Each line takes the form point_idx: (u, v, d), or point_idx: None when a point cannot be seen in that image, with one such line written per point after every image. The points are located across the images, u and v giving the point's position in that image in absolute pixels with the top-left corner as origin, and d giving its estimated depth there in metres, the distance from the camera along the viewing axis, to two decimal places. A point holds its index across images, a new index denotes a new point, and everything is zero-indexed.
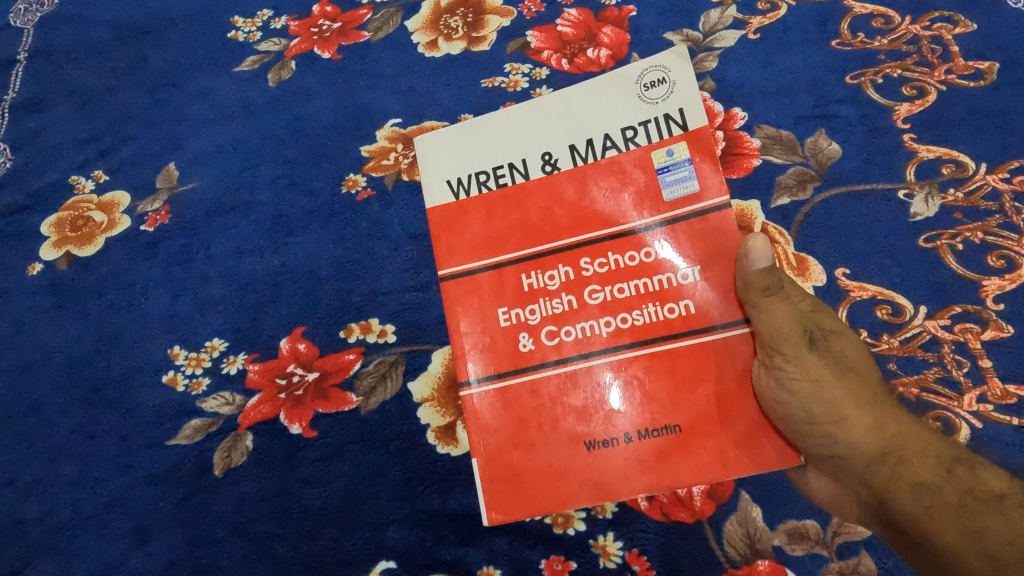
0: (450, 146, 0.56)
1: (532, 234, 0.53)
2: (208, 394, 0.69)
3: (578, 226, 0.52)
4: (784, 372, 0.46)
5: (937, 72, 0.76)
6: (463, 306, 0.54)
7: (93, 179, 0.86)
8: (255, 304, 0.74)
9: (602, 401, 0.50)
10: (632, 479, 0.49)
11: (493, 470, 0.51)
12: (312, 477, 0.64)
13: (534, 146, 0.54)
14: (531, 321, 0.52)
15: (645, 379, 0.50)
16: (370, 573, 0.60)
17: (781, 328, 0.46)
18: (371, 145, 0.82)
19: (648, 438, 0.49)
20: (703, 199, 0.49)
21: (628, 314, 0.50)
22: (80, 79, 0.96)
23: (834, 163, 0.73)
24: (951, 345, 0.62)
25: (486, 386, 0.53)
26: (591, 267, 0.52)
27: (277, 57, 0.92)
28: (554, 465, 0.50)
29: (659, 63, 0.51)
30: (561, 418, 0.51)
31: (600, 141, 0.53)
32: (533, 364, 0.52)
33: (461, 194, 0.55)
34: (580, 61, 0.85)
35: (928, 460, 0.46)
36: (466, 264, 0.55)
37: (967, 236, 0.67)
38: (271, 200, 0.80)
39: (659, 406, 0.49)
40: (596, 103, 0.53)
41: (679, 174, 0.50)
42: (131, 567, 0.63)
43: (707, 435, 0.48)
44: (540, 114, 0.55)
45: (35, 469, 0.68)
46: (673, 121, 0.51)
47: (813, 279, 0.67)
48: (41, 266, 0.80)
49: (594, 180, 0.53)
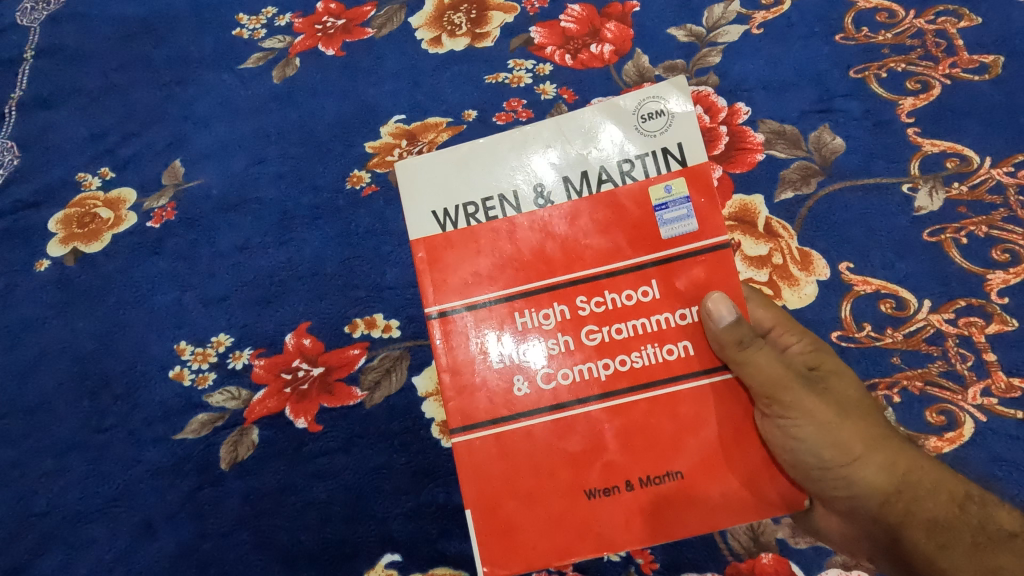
0: (425, 170, 0.47)
1: (525, 273, 0.47)
2: (213, 389, 0.69)
3: (572, 262, 0.47)
4: (790, 421, 0.47)
5: (942, 66, 0.76)
6: (447, 347, 0.47)
7: (100, 177, 0.86)
8: (261, 300, 0.74)
9: (599, 448, 0.46)
10: (633, 530, 0.45)
11: (487, 520, 0.46)
12: (318, 471, 0.65)
13: (527, 173, 0.47)
14: (524, 364, 0.47)
15: (645, 423, 0.46)
16: (376, 566, 0.61)
17: (775, 374, 0.46)
18: (375, 141, 0.83)
19: (649, 485, 0.46)
20: (702, 238, 0.45)
21: (626, 356, 0.46)
22: (86, 77, 0.97)
23: (838, 157, 0.72)
24: (955, 338, 0.62)
25: (471, 433, 0.47)
26: (587, 306, 0.46)
27: (281, 54, 0.93)
28: (551, 514, 0.46)
29: (656, 92, 0.45)
30: (557, 466, 0.46)
31: (597, 172, 0.47)
32: (527, 411, 0.47)
33: (447, 227, 0.47)
34: (584, 56, 0.85)
35: (943, 497, 0.50)
36: (451, 302, 0.47)
37: (972, 230, 0.67)
38: (276, 196, 0.81)
39: (659, 453, 0.46)
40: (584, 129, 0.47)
41: (679, 212, 0.45)
42: (138, 560, 0.63)
43: (711, 480, 0.45)
44: (533, 143, 0.47)
45: (41, 463, 0.69)
46: (673, 156, 0.45)
47: (816, 273, 0.67)
48: (48, 262, 0.81)
49: (589, 212, 0.47)
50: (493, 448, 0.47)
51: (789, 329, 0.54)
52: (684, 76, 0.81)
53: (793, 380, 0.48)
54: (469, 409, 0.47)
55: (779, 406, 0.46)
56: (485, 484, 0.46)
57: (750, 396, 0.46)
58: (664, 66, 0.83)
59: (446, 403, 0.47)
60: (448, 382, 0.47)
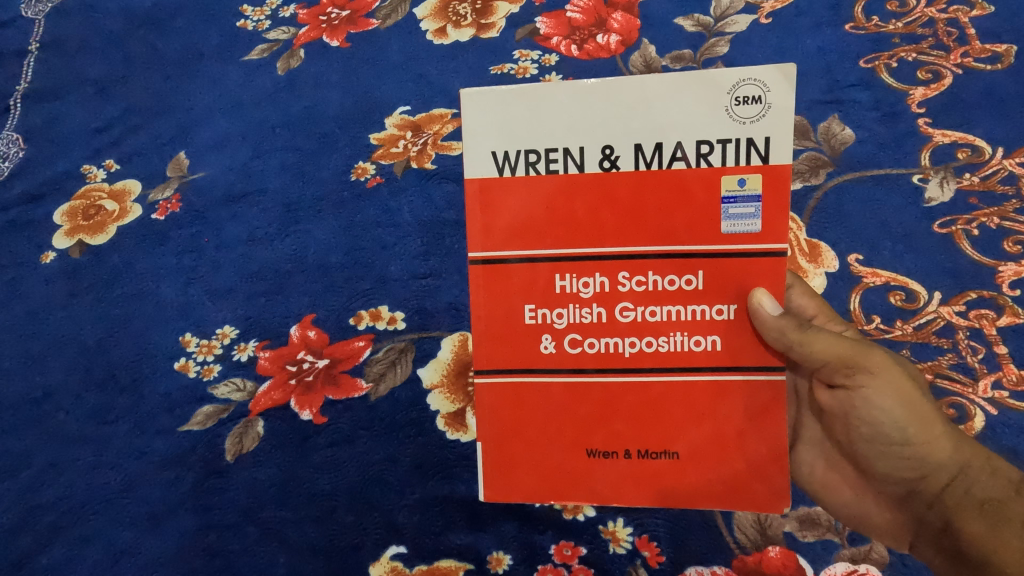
0: (496, 105, 0.42)
1: (572, 234, 0.43)
2: (219, 381, 0.69)
3: (624, 234, 0.43)
4: (868, 391, 0.44)
5: (953, 55, 0.76)
6: (488, 297, 0.45)
7: (105, 169, 0.86)
8: (266, 292, 0.74)
9: (609, 415, 0.45)
10: (623, 492, 0.45)
11: (491, 455, 0.46)
12: (323, 462, 0.64)
13: (593, 132, 0.41)
14: (556, 325, 0.45)
15: (658, 402, 0.44)
16: (381, 558, 0.60)
17: (845, 349, 0.44)
18: (380, 132, 0.82)
19: (646, 459, 0.45)
20: (762, 242, 0.41)
21: (654, 338, 0.44)
22: (91, 69, 0.97)
23: (847, 147, 0.72)
24: (966, 331, 0.61)
25: (494, 379, 0.45)
26: (627, 283, 0.43)
27: (286, 45, 0.93)
28: (548, 462, 0.46)
29: (757, 75, 0.39)
30: (565, 422, 0.45)
31: (671, 148, 0.41)
32: (546, 368, 0.45)
33: (504, 173, 0.43)
34: (590, 46, 0.84)
35: (998, 479, 0.44)
36: (499, 251, 0.44)
37: (983, 221, 0.66)
38: (281, 187, 0.81)
39: (663, 429, 0.45)
40: (667, 100, 0.40)
41: (745, 209, 0.41)
42: (142, 552, 0.63)
43: (712, 464, 0.44)
44: (609, 98, 0.41)
45: (48, 454, 0.69)
46: (755, 150, 0.40)
47: (825, 265, 0.66)
48: (54, 254, 0.81)
49: (653, 188, 0.42)
50: (509, 395, 0.46)
51: (831, 317, 0.54)
52: (691, 66, 0.81)
53: (874, 346, 0.45)
54: (502, 354, 0.45)
55: (858, 375, 0.44)
56: (497, 424, 0.46)
57: (827, 366, 0.45)
58: (671, 56, 0.82)
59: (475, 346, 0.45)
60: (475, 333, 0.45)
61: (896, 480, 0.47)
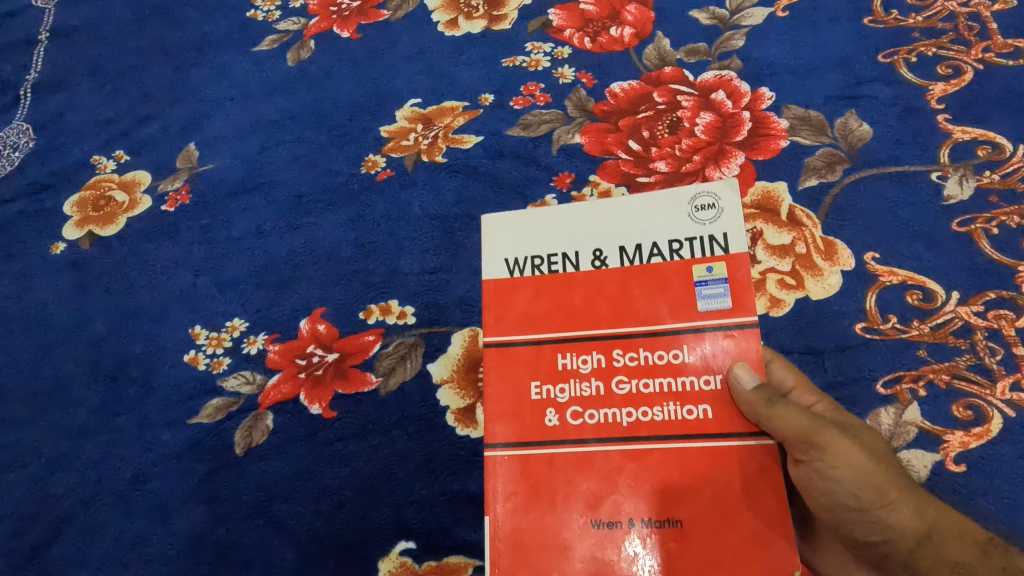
0: (509, 225, 0.54)
1: (574, 319, 0.51)
2: (228, 373, 0.69)
3: (616, 318, 0.51)
4: (825, 465, 0.45)
5: (974, 51, 0.74)
6: (495, 374, 0.51)
7: (115, 159, 0.86)
8: (275, 285, 0.74)
9: (611, 485, 0.47)
10: (632, 568, 0.46)
11: (500, 531, 0.48)
12: (332, 456, 0.64)
13: (587, 240, 0.53)
14: (558, 399, 0.50)
15: (656, 473, 0.47)
16: (390, 554, 0.59)
17: (804, 425, 0.45)
18: (390, 125, 0.82)
19: (653, 529, 0.46)
20: (737, 316, 0.48)
21: (649, 409, 0.48)
22: (102, 59, 0.96)
23: (865, 144, 0.71)
24: (984, 332, 0.60)
25: (509, 451, 0.49)
26: (621, 358, 0.49)
27: (296, 36, 0.92)
28: (555, 538, 0.47)
29: (710, 189, 0.51)
30: (569, 494, 0.48)
31: (648, 248, 0.51)
32: (554, 440, 0.49)
33: (514, 274, 0.53)
34: (603, 39, 0.84)
35: (966, 541, 0.46)
36: (509, 335, 0.52)
37: (1003, 220, 0.65)
38: (291, 179, 0.80)
39: (665, 499, 0.46)
40: (642, 212, 0.52)
41: (716, 289, 0.49)
42: (152, 544, 0.63)
43: (713, 535, 0.45)
44: (598, 213, 0.53)
45: (58, 445, 0.69)
46: (718, 244, 0.50)
47: (841, 263, 0.65)
48: (64, 245, 0.81)
49: (638, 281, 0.51)
50: (516, 467, 0.49)
51: (808, 388, 0.54)
52: (706, 60, 0.80)
53: (829, 422, 0.46)
54: (516, 427, 0.50)
55: (813, 449, 0.45)
56: (502, 500, 0.48)
57: (786, 441, 0.45)
58: (686, 49, 0.81)
59: (489, 423, 0.50)
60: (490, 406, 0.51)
61: (867, 545, 0.48)
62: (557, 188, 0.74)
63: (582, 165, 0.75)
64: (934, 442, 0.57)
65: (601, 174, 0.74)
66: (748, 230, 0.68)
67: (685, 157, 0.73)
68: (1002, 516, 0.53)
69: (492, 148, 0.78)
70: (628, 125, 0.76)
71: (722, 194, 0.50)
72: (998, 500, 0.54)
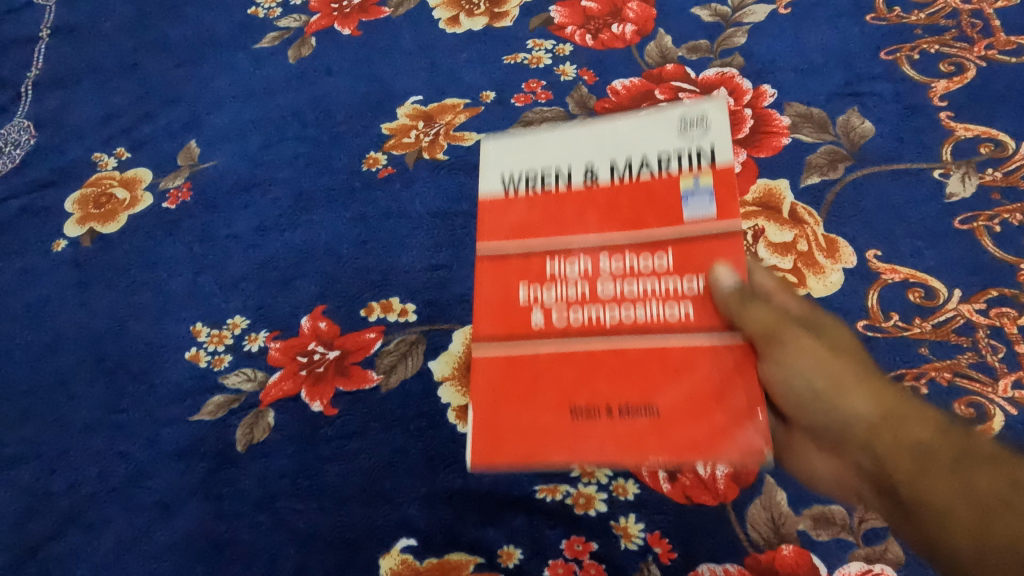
0: (510, 145, 0.59)
1: (568, 226, 0.56)
2: (230, 370, 0.69)
3: (605, 221, 0.55)
4: (784, 357, 0.48)
5: (977, 48, 0.74)
6: (489, 278, 0.56)
7: (116, 157, 0.86)
8: (277, 282, 0.74)
9: (592, 372, 0.52)
10: (609, 454, 0.49)
11: (483, 425, 0.52)
12: (334, 454, 0.64)
13: (580, 156, 0.57)
14: (545, 300, 0.54)
15: (633, 361, 0.51)
16: (392, 551, 0.59)
17: (772, 322, 0.49)
18: (391, 122, 0.82)
19: (628, 415, 0.50)
20: (721, 223, 0.52)
21: (632, 308, 0.53)
22: (103, 56, 0.96)
23: (867, 141, 0.71)
24: (986, 330, 0.60)
25: (492, 351, 0.54)
26: (608, 263, 0.54)
27: (297, 33, 0.92)
28: (537, 424, 0.51)
29: (703, 109, 0.55)
30: (551, 381, 0.52)
31: (637, 163, 0.56)
32: (539, 336, 0.54)
33: (510, 188, 0.58)
34: (605, 36, 0.84)
35: (928, 422, 0.44)
36: (501, 245, 0.57)
37: (1005, 218, 0.64)
38: (292, 177, 0.80)
39: (642, 386, 0.51)
40: (638, 134, 0.57)
41: (700, 198, 0.53)
42: (154, 541, 0.63)
43: (685, 423, 0.49)
44: (593, 133, 0.58)
45: (59, 443, 0.69)
46: (706, 156, 0.54)
47: (843, 261, 0.65)
48: (65, 242, 0.81)
49: (625, 194, 0.55)
50: (502, 366, 0.54)
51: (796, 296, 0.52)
52: (708, 57, 0.80)
53: (796, 325, 0.49)
54: (501, 326, 0.55)
55: (774, 345, 0.48)
56: (488, 395, 0.53)
57: (753, 338, 0.49)
58: (687, 46, 0.81)
59: (477, 321, 0.55)
60: (477, 305, 0.56)
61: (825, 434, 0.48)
62: None
63: None
64: None
65: None
66: (749, 228, 0.67)
67: None
68: None
69: None
70: None
71: (712, 113, 0.55)
72: None
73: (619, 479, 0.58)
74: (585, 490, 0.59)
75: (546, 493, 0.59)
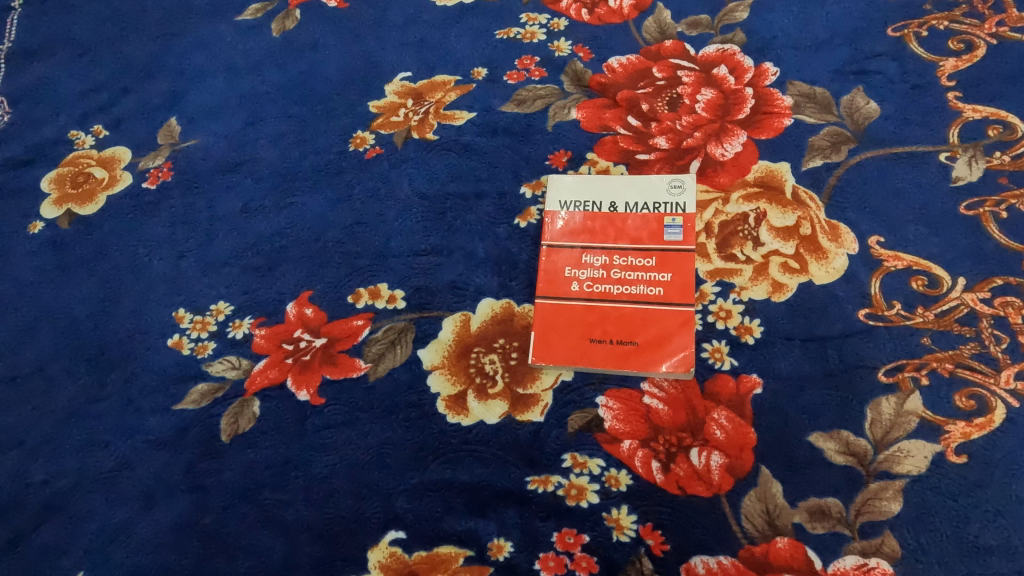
0: (554, 80, 0.77)
1: (605, 156, 0.71)
2: (213, 358, 0.67)
3: (634, 155, 0.70)
4: (812, 267, 0.62)
5: (988, 25, 0.72)
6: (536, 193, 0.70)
7: (93, 135, 0.83)
8: (261, 267, 0.71)
9: (609, 288, 0.64)
10: (610, 351, 0.62)
11: (524, 312, 0.65)
12: (320, 445, 0.62)
13: (618, 99, 0.74)
14: (579, 220, 0.67)
15: (642, 280, 0.64)
16: (378, 544, 0.58)
17: (804, 240, 0.63)
18: (379, 100, 0.79)
19: (633, 326, 0.62)
20: (732, 160, 0.68)
21: (648, 233, 0.65)
22: (78, 29, 0.93)
23: (871, 122, 0.68)
24: (990, 319, 0.58)
25: (535, 258, 0.67)
26: (634, 191, 0.67)
27: (281, 6, 0.90)
28: (559, 325, 0.63)
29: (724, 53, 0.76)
30: (578, 293, 0.64)
31: (667, 104, 0.73)
32: (569, 251, 0.66)
33: (553, 108, 0.75)
34: (601, 11, 0.81)
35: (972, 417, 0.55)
36: (549, 171, 0.71)
37: (1013, 203, 0.63)
38: (277, 156, 0.78)
39: (649, 302, 0.63)
40: (667, 80, 0.75)
41: (718, 142, 0.69)
42: (134, 533, 0.61)
43: (676, 335, 0.61)
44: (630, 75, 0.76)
45: (36, 432, 0.67)
46: (724, 102, 0.72)
47: (846, 247, 0.63)
48: (41, 224, 0.78)
49: (653, 128, 0.71)
50: (542, 276, 0.66)
51: (835, 234, 0.63)
52: (708, 33, 0.78)
53: (822, 253, 0.63)
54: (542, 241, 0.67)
55: (802, 259, 0.63)
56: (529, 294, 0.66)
57: (784, 254, 0.63)
58: (687, 22, 0.79)
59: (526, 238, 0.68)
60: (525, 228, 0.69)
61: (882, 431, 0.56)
62: (554, 168, 0.71)
63: (579, 142, 0.72)
64: (935, 432, 0.55)
65: (599, 152, 0.71)
66: (752, 210, 0.65)
67: (685, 134, 0.70)
68: (1008, 508, 0.52)
69: (485, 124, 0.75)
70: (626, 100, 0.74)
71: (730, 53, 0.75)
72: (1004, 491, 0.52)
73: (612, 470, 0.57)
74: (577, 481, 0.57)
75: (537, 484, 0.58)
